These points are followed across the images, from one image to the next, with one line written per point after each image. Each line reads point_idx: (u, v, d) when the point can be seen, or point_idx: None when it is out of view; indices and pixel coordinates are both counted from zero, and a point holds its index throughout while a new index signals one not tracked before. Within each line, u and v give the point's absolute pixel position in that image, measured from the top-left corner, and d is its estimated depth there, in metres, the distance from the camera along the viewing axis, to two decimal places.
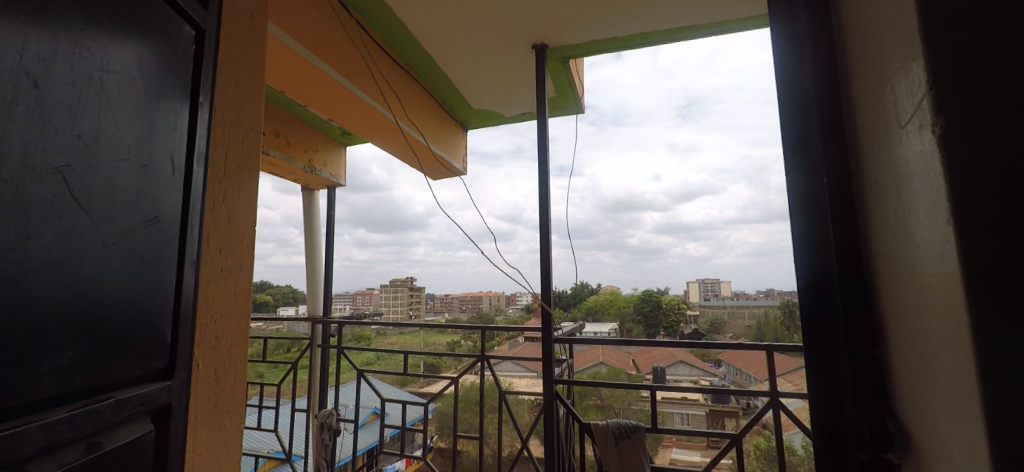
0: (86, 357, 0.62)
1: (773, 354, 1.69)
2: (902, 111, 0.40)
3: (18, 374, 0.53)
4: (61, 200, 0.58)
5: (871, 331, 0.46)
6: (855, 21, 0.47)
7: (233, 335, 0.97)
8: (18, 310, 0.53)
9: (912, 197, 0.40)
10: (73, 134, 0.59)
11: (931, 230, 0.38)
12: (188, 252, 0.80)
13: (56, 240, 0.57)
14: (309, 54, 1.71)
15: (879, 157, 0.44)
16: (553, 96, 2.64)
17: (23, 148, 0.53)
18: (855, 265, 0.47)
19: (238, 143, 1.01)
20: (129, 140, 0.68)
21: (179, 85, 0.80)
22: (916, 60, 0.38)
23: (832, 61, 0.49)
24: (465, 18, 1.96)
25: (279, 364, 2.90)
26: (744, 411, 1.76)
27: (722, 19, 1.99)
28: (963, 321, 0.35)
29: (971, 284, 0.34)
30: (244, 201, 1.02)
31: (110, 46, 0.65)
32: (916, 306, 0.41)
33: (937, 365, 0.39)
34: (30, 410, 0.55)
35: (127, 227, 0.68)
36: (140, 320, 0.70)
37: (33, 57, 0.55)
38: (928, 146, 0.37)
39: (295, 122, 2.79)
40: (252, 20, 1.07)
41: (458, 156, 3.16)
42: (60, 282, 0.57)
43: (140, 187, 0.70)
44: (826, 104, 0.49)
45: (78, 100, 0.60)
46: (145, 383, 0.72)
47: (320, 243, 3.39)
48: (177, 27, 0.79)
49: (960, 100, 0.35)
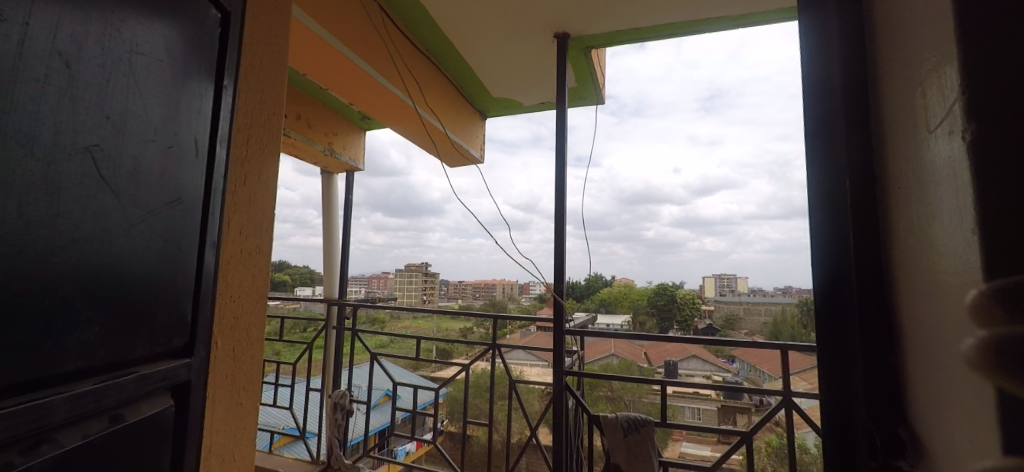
0: (110, 333, 0.64)
1: (787, 353, 1.66)
2: (933, 115, 0.39)
3: (49, 346, 0.56)
4: (90, 179, 0.60)
5: (888, 339, 0.45)
6: (888, 19, 0.45)
7: (251, 315, 1.00)
8: (49, 285, 0.55)
9: (939, 204, 0.38)
10: (103, 115, 0.61)
11: (958, 240, 0.36)
12: (209, 234, 0.83)
13: (85, 219, 0.59)
14: (331, 37, 1.72)
15: (905, 161, 0.43)
16: (574, 85, 2.61)
17: (55, 128, 0.55)
18: (874, 271, 0.46)
19: (260, 127, 1.03)
20: (155, 122, 0.70)
21: (205, 68, 0.81)
22: (952, 62, 0.37)
23: (862, 60, 0.48)
24: (488, 5, 1.94)
25: (296, 343, 3.02)
26: (757, 408, 1.70)
27: (751, 11, 1.94)
28: (982, 335, 0.35)
29: (996, 298, 0.33)
30: (265, 184, 1.04)
31: (141, 30, 0.67)
32: (937, 317, 0.39)
33: (955, 378, 0.38)
34: (58, 381, 0.57)
35: (152, 207, 0.70)
36: (162, 299, 0.72)
37: (67, 38, 0.57)
38: (959, 152, 0.36)
39: (316, 105, 2.82)
40: (276, 4, 1.08)
41: (475, 144, 3.16)
42: (88, 261, 0.60)
43: (165, 169, 0.72)
44: (854, 103, 0.47)
45: (108, 82, 0.62)
46: (167, 359, 0.75)
47: (337, 226, 3.44)
48: (204, 11, 0.81)
49: (997, 105, 0.33)
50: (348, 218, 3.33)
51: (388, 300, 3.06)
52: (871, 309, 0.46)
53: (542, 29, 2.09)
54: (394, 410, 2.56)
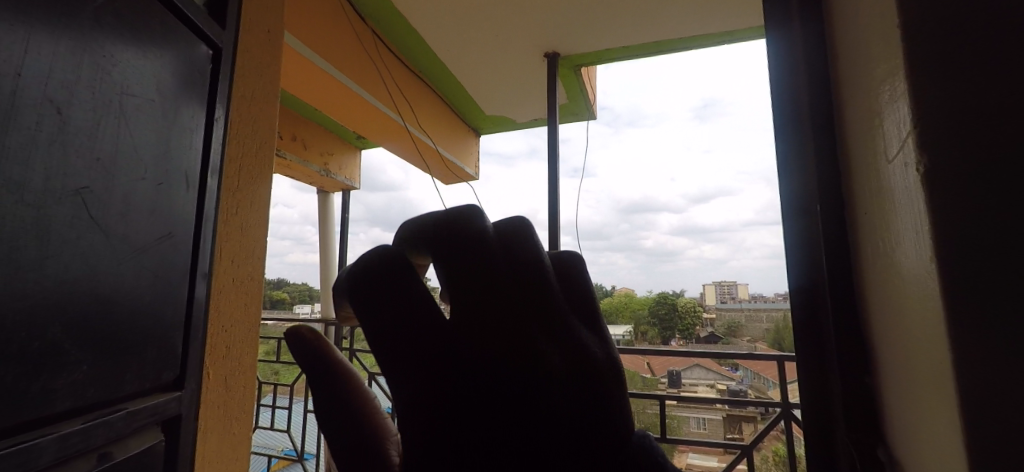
0: (97, 372, 0.64)
1: (784, 364, 1.67)
2: (889, 145, 0.39)
3: (36, 390, 0.56)
4: (79, 221, 0.61)
5: (864, 360, 0.46)
6: (847, 51, 0.46)
7: (243, 345, 1.00)
8: (34, 329, 0.56)
9: (897, 233, 0.39)
10: (93, 156, 0.63)
11: (917, 269, 0.37)
12: (199, 265, 0.84)
13: (73, 259, 0.60)
14: (322, 61, 1.74)
15: (868, 189, 0.44)
16: (565, 102, 2.65)
17: (45, 173, 0.56)
18: (847, 294, 0.47)
19: (251, 156, 1.04)
20: (147, 160, 0.71)
21: (195, 104, 0.83)
22: (901, 97, 0.37)
23: (827, 88, 0.49)
24: (479, 28, 1.98)
25: (292, 363, 2.93)
26: (762, 416, 1.71)
27: (736, 28, 1.98)
28: (945, 366, 0.35)
29: (952, 330, 0.34)
30: (256, 212, 1.05)
31: (131, 73, 0.69)
32: (900, 342, 0.40)
33: (917, 404, 0.38)
34: (45, 423, 0.57)
35: (142, 244, 0.71)
36: (149, 334, 0.73)
37: (57, 85, 0.58)
38: (912, 183, 0.36)
39: (311, 125, 2.85)
40: (268, 35, 1.11)
41: (469, 161, 3.20)
42: (74, 300, 0.60)
43: (155, 205, 0.73)
44: (822, 131, 0.49)
45: (97, 124, 0.63)
46: (155, 393, 0.76)
47: (334, 243, 3.46)
48: (194, 48, 0.82)
49: (947, 144, 0.34)
50: (345, 235, 3.34)
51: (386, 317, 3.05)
52: (846, 334, 0.46)
53: (532, 50, 2.13)
54: None
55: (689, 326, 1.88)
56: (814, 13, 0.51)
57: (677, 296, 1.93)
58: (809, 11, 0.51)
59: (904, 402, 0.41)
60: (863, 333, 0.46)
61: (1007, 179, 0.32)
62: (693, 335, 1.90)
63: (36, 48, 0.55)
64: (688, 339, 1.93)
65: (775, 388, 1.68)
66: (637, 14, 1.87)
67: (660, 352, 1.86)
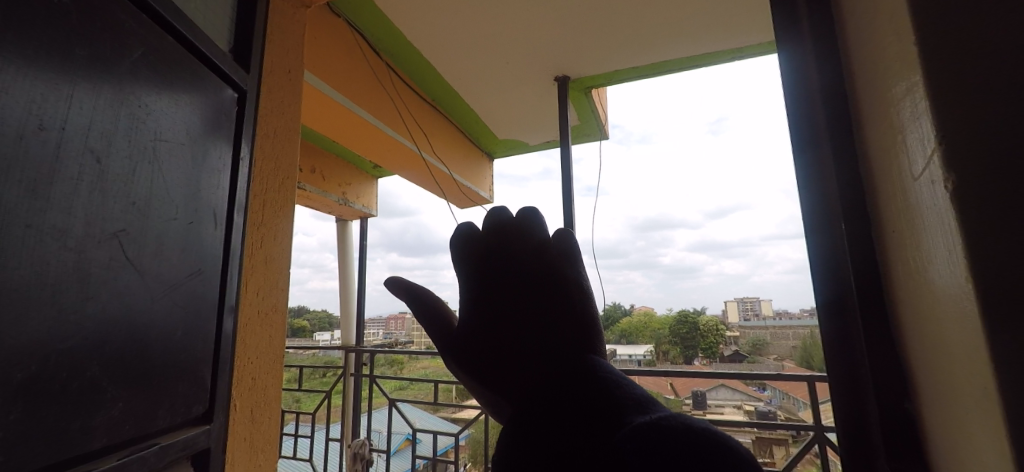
0: (133, 407, 0.66)
1: (814, 382, 1.60)
2: (914, 163, 0.39)
3: (75, 428, 0.58)
4: (117, 262, 0.63)
5: (901, 384, 0.44)
6: (862, 71, 0.47)
7: (267, 375, 1.02)
8: (77, 368, 0.58)
9: (930, 254, 0.38)
10: (129, 201, 0.65)
11: (954, 288, 0.36)
12: (226, 299, 0.86)
13: (112, 299, 0.62)
14: (340, 95, 1.80)
15: (894, 205, 0.43)
16: (577, 124, 2.68)
17: (85, 219, 0.59)
18: (879, 315, 0.45)
19: (276, 191, 1.08)
20: (178, 201, 0.74)
21: (222, 145, 0.86)
22: (924, 115, 0.37)
23: (844, 108, 0.49)
24: (490, 56, 2.03)
25: (314, 391, 2.95)
26: (794, 438, 1.63)
27: (747, 45, 1.99)
28: (991, 391, 0.33)
29: (1001, 354, 0.32)
30: (279, 244, 1.08)
31: (165, 119, 0.72)
32: (938, 364, 0.39)
33: (960, 430, 0.37)
34: (84, 459, 0.59)
35: (174, 281, 0.73)
36: (181, 369, 0.75)
37: (96, 136, 0.61)
38: (941, 201, 0.36)
39: (330, 158, 2.93)
40: (289, 75, 1.15)
41: (483, 185, 3.23)
42: (111, 337, 0.62)
43: (185, 243, 0.76)
44: (842, 150, 0.48)
45: (134, 170, 0.66)
46: (186, 427, 0.77)
47: (353, 270, 3.53)
48: (220, 92, 0.86)
49: (967, 166, 0.34)
50: (364, 261, 3.39)
51: (403, 341, 3.01)
52: (880, 354, 0.45)
53: (542, 74, 2.18)
54: (414, 457, 2.45)
55: (714, 344, 2.01)
56: (824, 34, 0.51)
57: (701, 316, 2.13)
58: (821, 34, 0.51)
59: (945, 426, 0.39)
60: (898, 354, 0.44)
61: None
62: (717, 355, 1.92)
63: (79, 103, 0.59)
64: (712, 358, 1.91)
65: (806, 409, 1.62)
66: (645, 35, 1.90)
67: (682, 373, 1.79)
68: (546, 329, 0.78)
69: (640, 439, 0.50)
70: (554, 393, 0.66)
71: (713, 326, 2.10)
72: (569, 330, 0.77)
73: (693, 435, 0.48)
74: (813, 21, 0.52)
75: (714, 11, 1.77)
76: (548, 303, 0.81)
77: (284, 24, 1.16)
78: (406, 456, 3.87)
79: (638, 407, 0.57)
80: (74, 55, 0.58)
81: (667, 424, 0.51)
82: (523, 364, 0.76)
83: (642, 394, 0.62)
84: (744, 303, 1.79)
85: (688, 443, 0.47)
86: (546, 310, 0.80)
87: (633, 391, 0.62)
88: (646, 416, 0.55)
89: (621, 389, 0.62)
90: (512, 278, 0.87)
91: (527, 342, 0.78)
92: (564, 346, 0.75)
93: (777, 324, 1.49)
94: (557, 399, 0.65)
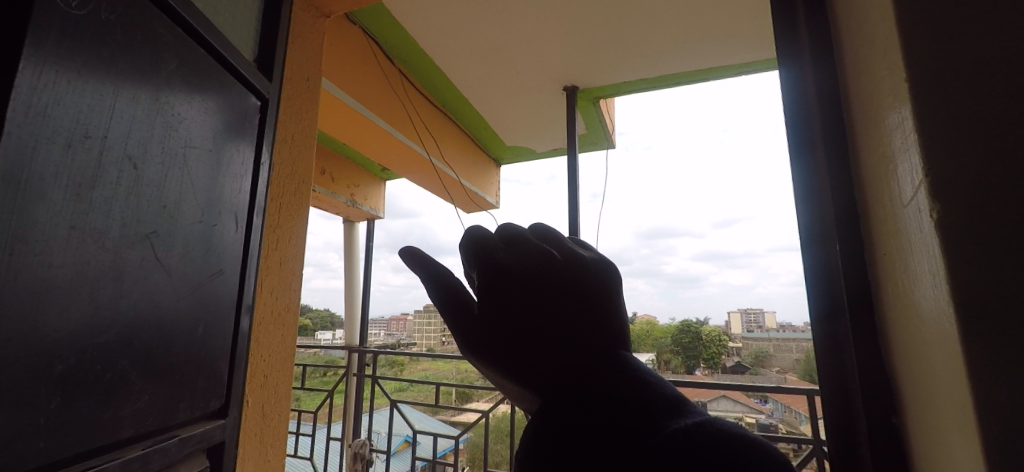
0: (157, 399, 0.69)
1: (814, 397, 1.66)
2: (903, 191, 0.41)
3: (105, 418, 0.61)
4: (147, 262, 0.66)
5: (891, 400, 0.46)
6: (857, 102, 0.49)
7: (279, 373, 1.05)
8: (108, 362, 0.61)
9: (916, 278, 0.40)
10: (160, 204, 0.69)
11: (936, 311, 0.38)
12: (243, 298, 0.89)
13: (141, 297, 0.65)
14: (354, 101, 1.84)
15: (884, 229, 0.45)
16: (584, 132, 2.71)
17: (122, 221, 0.62)
18: (869, 333, 0.48)
19: (291, 194, 1.11)
20: (202, 204, 0.78)
21: (244, 151, 0.90)
22: (912, 148, 0.39)
23: (840, 134, 0.51)
24: (503, 65, 2.07)
25: (316, 390, 2.97)
26: (795, 452, 1.68)
27: (754, 59, 2.02)
28: (969, 408, 0.36)
29: (979, 374, 0.35)
30: (294, 245, 1.11)
31: (194, 127, 0.75)
32: (921, 381, 0.41)
33: (940, 443, 0.39)
34: (110, 449, 0.62)
35: (197, 280, 0.76)
36: (200, 365, 0.78)
37: (134, 143, 0.64)
38: (928, 229, 0.38)
39: (340, 159, 2.98)
40: (307, 83, 1.19)
41: (490, 190, 3.27)
42: (139, 333, 0.65)
43: (208, 245, 0.79)
44: (837, 175, 0.51)
45: (165, 175, 0.70)
46: (203, 420, 0.80)
47: (358, 271, 3.57)
48: (244, 99, 0.90)
49: (953, 199, 0.36)
50: (369, 262, 3.43)
51: (405, 342, 3.04)
52: (870, 370, 0.47)
53: (551, 83, 2.21)
54: (414, 460, 2.46)
55: (717, 354, 1.93)
56: (824, 63, 0.54)
57: (703, 325, 2.02)
58: (821, 65, 0.54)
59: (928, 441, 0.42)
60: (886, 371, 0.47)
61: (1002, 231, 0.35)
62: (718, 365, 1.89)
63: (120, 110, 0.62)
64: (715, 369, 1.90)
65: (807, 423, 1.67)
66: (655, 47, 1.93)
67: (684, 383, 1.84)
68: (584, 323, 0.66)
69: (674, 446, 0.50)
70: (593, 406, 0.61)
71: (716, 334, 1.98)
72: (609, 319, 0.68)
73: (721, 446, 0.48)
74: (814, 52, 0.55)
75: (721, 27, 1.80)
76: (590, 284, 0.67)
77: (303, 34, 1.19)
78: (405, 458, 3.90)
79: (671, 409, 0.58)
80: (116, 67, 0.62)
81: (699, 429, 0.51)
82: (545, 357, 0.64)
83: (673, 393, 0.62)
84: (747, 315, 1.70)
85: (720, 449, 0.48)
86: (586, 292, 0.67)
87: (662, 391, 0.62)
88: (679, 419, 0.55)
89: (652, 391, 0.61)
90: (535, 247, 0.69)
91: (555, 335, 0.64)
92: (600, 343, 0.66)
93: (779, 335, 1.44)
94: (593, 416, 0.60)
